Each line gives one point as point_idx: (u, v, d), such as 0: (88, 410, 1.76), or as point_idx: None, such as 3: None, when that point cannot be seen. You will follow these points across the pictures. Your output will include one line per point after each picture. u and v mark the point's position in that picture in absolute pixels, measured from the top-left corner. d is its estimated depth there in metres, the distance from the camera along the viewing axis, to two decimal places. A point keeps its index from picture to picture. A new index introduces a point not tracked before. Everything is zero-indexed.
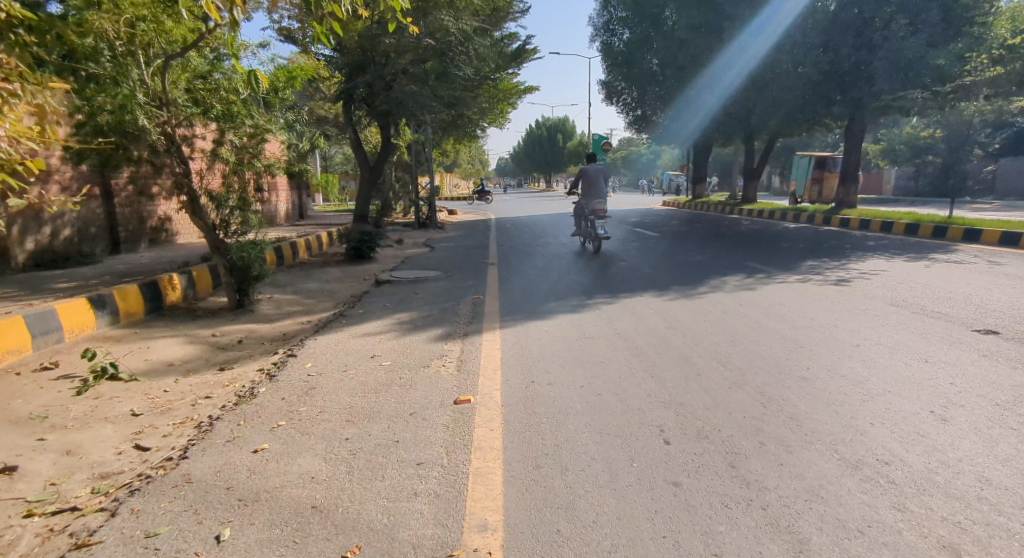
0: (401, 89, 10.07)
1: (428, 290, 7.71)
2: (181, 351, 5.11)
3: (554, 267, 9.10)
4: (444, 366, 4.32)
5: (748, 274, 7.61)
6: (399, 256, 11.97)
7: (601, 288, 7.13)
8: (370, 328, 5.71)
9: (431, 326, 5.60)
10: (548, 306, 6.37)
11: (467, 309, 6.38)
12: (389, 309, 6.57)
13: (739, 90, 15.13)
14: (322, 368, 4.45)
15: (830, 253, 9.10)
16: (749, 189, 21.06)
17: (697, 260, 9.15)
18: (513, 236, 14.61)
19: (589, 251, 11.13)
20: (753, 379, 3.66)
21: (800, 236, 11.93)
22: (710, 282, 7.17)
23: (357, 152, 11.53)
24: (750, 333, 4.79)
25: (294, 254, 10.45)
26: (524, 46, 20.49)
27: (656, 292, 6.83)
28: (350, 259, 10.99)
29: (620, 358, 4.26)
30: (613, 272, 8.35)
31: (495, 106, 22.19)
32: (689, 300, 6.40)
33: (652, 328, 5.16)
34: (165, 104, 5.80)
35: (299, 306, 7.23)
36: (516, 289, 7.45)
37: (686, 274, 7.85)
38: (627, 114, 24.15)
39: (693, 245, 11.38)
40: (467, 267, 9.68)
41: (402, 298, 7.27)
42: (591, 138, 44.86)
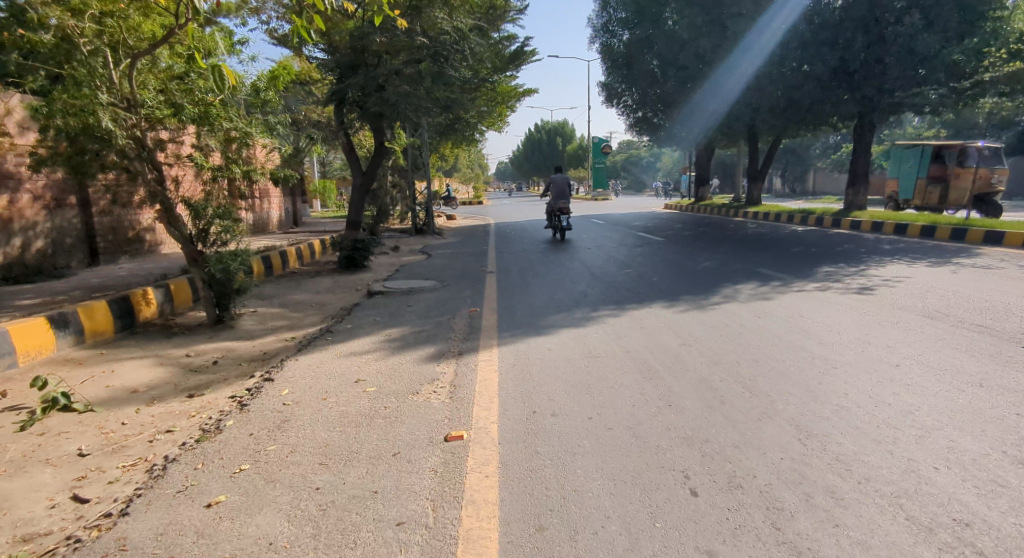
0: (395, 90, 9.64)
1: (422, 302, 7.27)
2: (149, 375, 4.67)
3: (556, 276, 8.67)
4: (435, 393, 3.86)
5: (763, 281, 7.18)
6: (395, 264, 11.55)
7: (606, 299, 6.69)
8: (356, 346, 5.26)
9: (422, 344, 5.17)
10: (550, 319, 5.93)
11: (463, 324, 5.94)
12: (379, 324, 6.12)
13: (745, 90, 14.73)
14: (299, 396, 4.00)
15: (846, 258, 8.67)
16: (753, 190, 20.63)
17: (705, 266, 8.73)
18: (513, 242, 14.16)
19: (592, 258, 10.69)
20: (787, 410, 3.20)
21: (811, 239, 11.50)
22: (722, 291, 6.73)
23: (350, 157, 11.08)
24: (774, 351, 4.33)
25: (284, 263, 10.03)
26: (523, 48, 20.12)
27: (666, 303, 6.39)
28: (343, 268, 10.57)
29: (632, 382, 3.82)
30: (619, 281, 7.92)
31: (493, 109, 21.79)
32: (702, 312, 5.96)
33: (666, 346, 4.70)
34: (133, 106, 5.37)
35: (283, 321, 6.79)
36: (516, 300, 7.01)
37: (696, 282, 7.42)
38: (628, 117, 23.77)
39: (700, 250, 10.95)
40: (465, 276, 9.26)
41: (394, 311, 6.83)
42: (591, 141, 44.55)
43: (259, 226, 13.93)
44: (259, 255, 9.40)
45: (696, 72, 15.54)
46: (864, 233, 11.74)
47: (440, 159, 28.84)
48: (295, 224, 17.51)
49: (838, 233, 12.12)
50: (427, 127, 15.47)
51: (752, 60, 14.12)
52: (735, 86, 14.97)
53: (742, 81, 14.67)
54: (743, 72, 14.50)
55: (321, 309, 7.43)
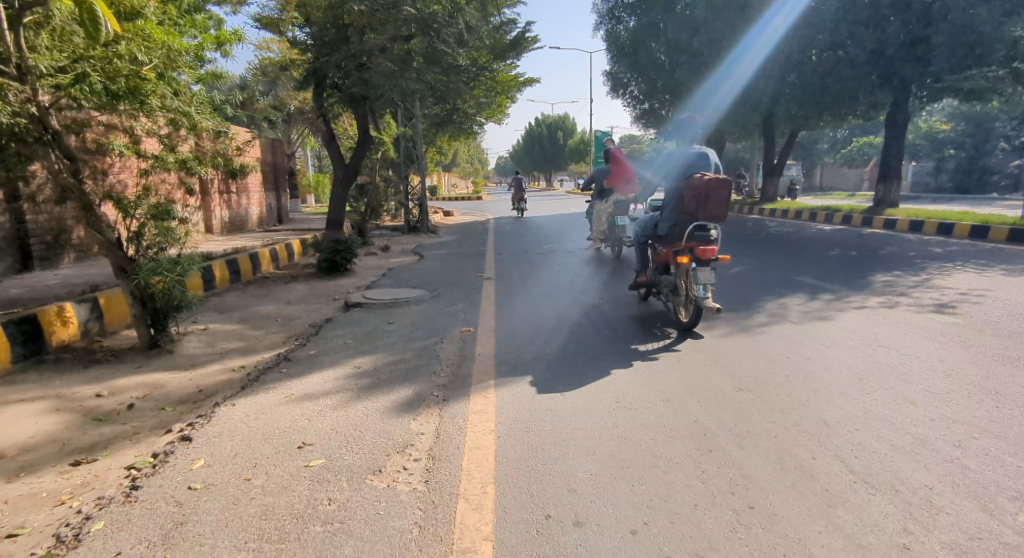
0: (380, 72, 8.53)
1: (408, 317, 6.16)
2: (33, 428, 3.53)
3: (563, 285, 7.55)
4: (403, 475, 2.71)
5: (812, 293, 6.08)
6: (382, 267, 10.42)
7: (625, 318, 5.56)
8: (313, 385, 4.12)
9: (397, 384, 4.03)
10: (562, 344, 4.83)
11: (452, 352, 4.80)
12: (351, 350, 4.98)
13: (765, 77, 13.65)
14: (215, 471, 2.86)
15: (898, 263, 7.57)
16: (769, 186, 19.46)
17: (735, 274, 7.61)
18: (514, 242, 12.99)
19: (603, 262, 9.57)
20: (944, 531, 2.05)
21: (844, 240, 10.39)
22: (767, 307, 5.59)
23: (332, 150, 9.90)
24: (871, 406, 3.17)
25: (255, 268, 8.91)
26: (524, 35, 18.90)
27: (701, 322, 5.25)
28: (323, 272, 9.46)
29: (684, 460, 2.69)
30: (638, 291, 6.83)
31: (491, 99, 20.55)
32: (748, 335, 4.82)
33: (717, 390, 3.55)
34: (24, 74, 4.25)
35: (238, 343, 5.64)
36: (518, 318, 5.88)
37: (731, 295, 6.31)
38: (634, 108, 22.61)
39: (722, 253, 9.83)
40: (460, 284, 8.14)
41: (369, 332, 5.67)
42: (592, 134, 43.36)
43: (235, 224, 12.86)
44: (224, 259, 8.29)
45: (712, 58, 14.43)
46: (902, 233, 10.68)
47: (437, 153, 27.61)
48: (279, 221, 16.44)
49: (872, 233, 11.07)
50: (420, 115, 14.27)
51: (768, 40, 13.16)
52: (750, 73, 13.90)
53: (758, 67, 13.61)
54: (758, 56, 13.50)
55: (288, 327, 6.28)
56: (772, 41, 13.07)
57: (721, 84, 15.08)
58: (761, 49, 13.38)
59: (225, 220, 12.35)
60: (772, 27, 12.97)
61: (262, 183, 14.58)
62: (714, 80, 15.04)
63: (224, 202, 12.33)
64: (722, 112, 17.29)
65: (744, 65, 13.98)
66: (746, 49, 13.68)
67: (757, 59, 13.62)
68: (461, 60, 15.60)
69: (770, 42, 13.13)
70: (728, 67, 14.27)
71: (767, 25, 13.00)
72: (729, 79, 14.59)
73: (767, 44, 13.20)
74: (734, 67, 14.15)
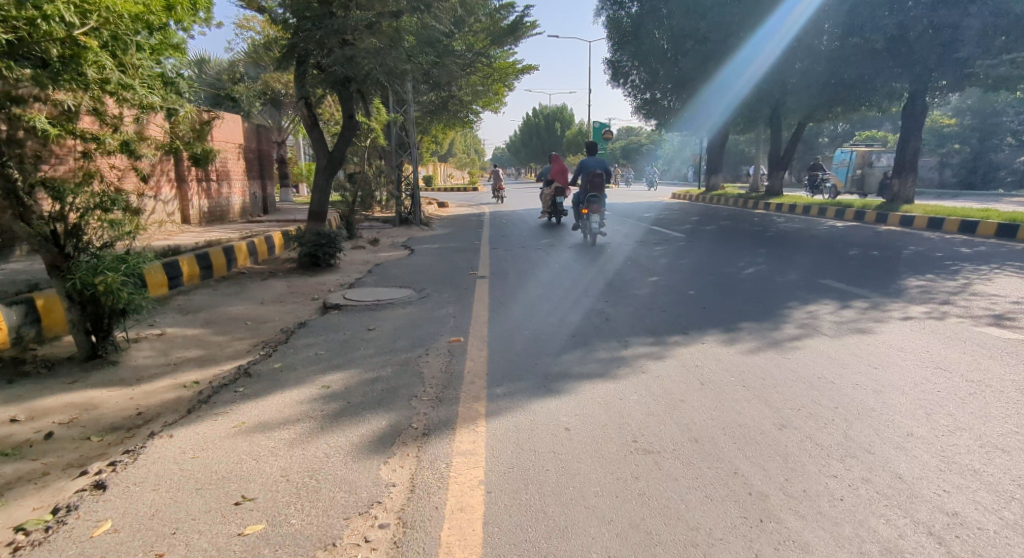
0: (365, 49, 7.81)
1: (391, 323, 5.51)
2: None
3: (563, 286, 6.92)
4: (363, 551, 2.08)
5: (842, 300, 5.45)
6: (369, 262, 9.77)
7: (635, 327, 4.94)
8: (269, 410, 3.47)
9: (369, 411, 3.38)
10: (564, 359, 4.18)
11: (438, 368, 4.16)
12: (321, 364, 4.33)
13: (790, 55, 13.22)
14: (122, 539, 2.21)
15: (927, 265, 6.99)
16: (774, 180, 18.84)
17: (749, 275, 6.98)
18: (509, 237, 12.34)
19: (603, 260, 8.94)
20: None
21: (860, 238, 9.80)
22: (796, 317, 4.97)
23: (314, 137, 9.18)
24: (955, 455, 2.53)
25: (229, 262, 8.23)
26: (522, 19, 18.15)
27: (723, 334, 4.62)
28: (303, 268, 8.81)
29: (731, 538, 2.06)
30: (646, 295, 6.20)
31: (487, 86, 19.81)
32: (779, 350, 4.20)
33: (753, 428, 2.91)
34: None
35: (197, 351, 4.96)
36: (514, 325, 5.23)
37: (750, 302, 5.66)
38: (634, 98, 21.91)
39: (732, 250, 9.23)
40: (451, 283, 7.50)
41: (343, 341, 4.99)
42: (591, 125, 42.71)
43: (216, 214, 12.20)
44: (194, 253, 7.62)
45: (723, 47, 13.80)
46: (922, 232, 10.08)
47: (431, 142, 26.86)
48: (265, 211, 15.77)
49: (890, 231, 10.48)
50: (412, 101, 13.57)
51: (788, 26, 12.82)
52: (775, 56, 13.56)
53: (782, 49, 13.25)
54: (780, 40, 13.14)
55: (257, 331, 5.61)
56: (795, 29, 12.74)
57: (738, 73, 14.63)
58: (782, 35, 13.04)
59: (204, 209, 11.69)
60: (792, 14, 12.56)
61: (244, 171, 13.85)
62: (726, 69, 14.54)
63: (203, 191, 11.68)
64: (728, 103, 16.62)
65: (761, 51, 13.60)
66: (764, 39, 13.32)
67: (778, 44, 13.26)
68: (448, 39, 14.79)
69: (791, 28, 12.77)
70: (743, 55, 13.84)
71: (786, 13, 12.58)
72: (748, 65, 14.15)
73: (788, 31, 12.84)
74: (751, 52, 13.72)
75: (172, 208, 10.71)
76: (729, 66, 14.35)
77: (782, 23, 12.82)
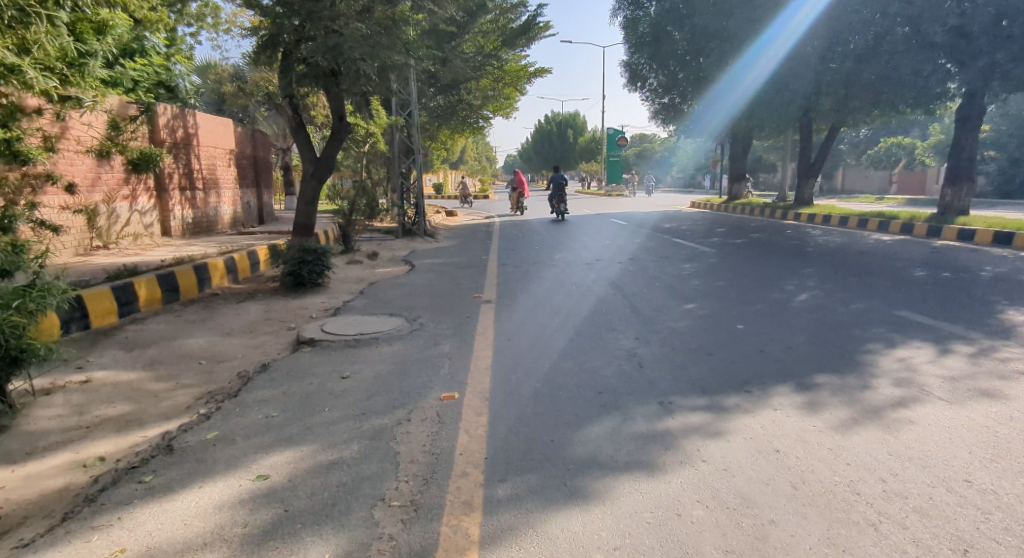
0: (351, 36, 6.86)
1: (370, 368, 4.46)
2: None
3: (581, 316, 5.88)
4: None
5: (937, 342, 4.32)
6: (362, 280, 8.81)
7: (677, 381, 3.84)
8: (168, 524, 2.40)
9: (311, 531, 2.30)
10: (591, 437, 3.08)
11: (421, 445, 3.08)
12: (267, 435, 3.26)
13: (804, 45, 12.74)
14: None
15: (1018, 291, 5.85)
16: (803, 189, 17.69)
17: (804, 304, 5.86)
18: (519, 250, 11.31)
19: (626, 279, 7.90)
20: None
21: (917, 255, 8.65)
22: (887, 368, 3.87)
23: (300, 141, 8.19)
24: None
25: (200, 282, 7.29)
26: (535, 19, 17.13)
27: (799, 395, 3.51)
28: (287, 288, 7.85)
29: None
30: (685, 331, 5.12)
31: (498, 91, 18.87)
32: (884, 421, 3.08)
33: None
34: None
35: (124, 406, 3.93)
36: (523, 373, 4.16)
37: (816, 343, 4.54)
38: (651, 102, 20.81)
39: (773, 268, 8.15)
40: (452, 309, 6.50)
41: (305, 394, 3.92)
42: (605, 131, 41.75)
43: (202, 225, 11.32)
44: (157, 273, 6.68)
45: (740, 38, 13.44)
46: (986, 248, 8.91)
47: (441, 148, 26.00)
48: (261, 221, 14.87)
49: (947, 246, 9.33)
50: (414, 101, 12.64)
51: (796, 24, 12.59)
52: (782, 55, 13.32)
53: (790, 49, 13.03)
54: (788, 39, 12.90)
55: (207, 375, 4.58)
56: (802, 27, 12.53)
57: (747, 70, 14.52)
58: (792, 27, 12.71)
59: (188, 221, 10.81)
60: (800, 14, 12.42)
61: (236, 179, 13.01)
62: (741, 64, 14.27)
63: (187, 200, 10.80)
64: (744, 102, 15.97)
65: (771, 49, 13.45)
66: (768, 39, 13.23)
67: (785, 44, 13.09)
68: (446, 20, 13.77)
69: (801, 26, 12.54)
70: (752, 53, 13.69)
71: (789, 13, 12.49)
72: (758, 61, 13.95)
73: (796, 28, 12.61)
74: (761, 50, 13.57)
75: (151, 219, 9.86)
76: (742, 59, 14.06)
77: (790, 22, 12.60)
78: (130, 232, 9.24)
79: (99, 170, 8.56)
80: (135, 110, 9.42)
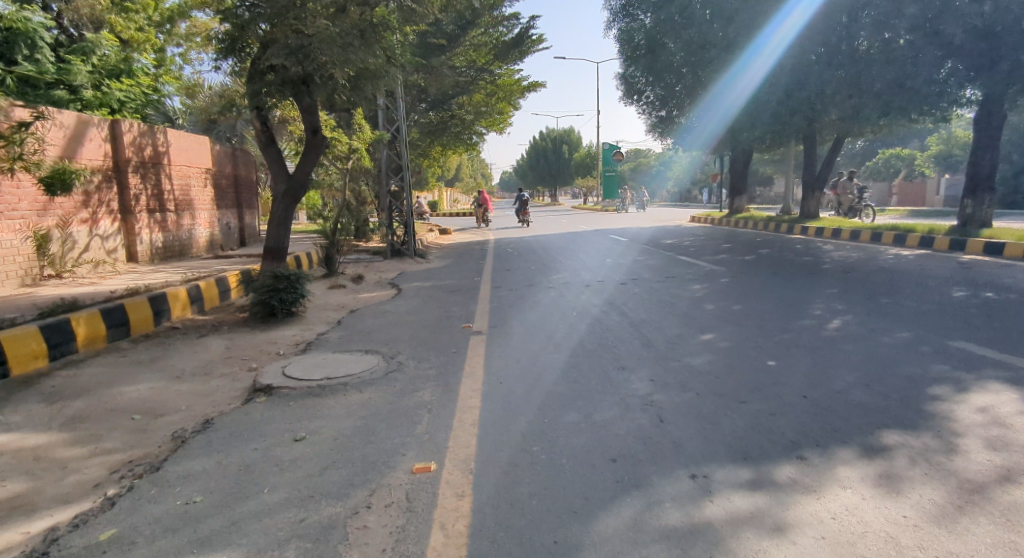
0: (321, 37, 6.23)
1: (334, 425, 3.68)
2: None
3: (584, 348, 5.15)
4: None
5: (1019, 385, 3.56)
6: (343, 307, 8.08)
7: (709, 443, 3.07)
8: None
9: None
10: (606, 537, 2.29)
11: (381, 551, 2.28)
12: (181, 535, 2.47)
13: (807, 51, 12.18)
14: None
15: None
16: (808, 202, 17.10)
17: (841, 334, 5.11)
18: (516, 271, 10.61)
19: (631, 302, 7.19)
20: None
21: (948, 272, 7.97)
22: (968, 421, 3.12)
23: (271, 155, 7.48)
24: None
25: (157, 313, 6.54)
26: (528, 32, 16.58)
27: (869, 462, 2.75)
28: (257, 318, 7.11)
29: None
30: (708, 370, 4.35)
31: (491, 106, 18.26)
32: (999, 506, 2.30)
33: None
34: None
35: (17, 483, 3.14)
36: (518, 433, 3.38)
37: (869, 385, 3.78)
38: (648, 115, 20.23)
39: (793, 289, 7.45)
40: (439, 342, 5.77)
41: (244, 468, 3.13)
42: (603, 147, 41.65)
43: (175, 250, 10.58)
44: (104, 305, 5.93)
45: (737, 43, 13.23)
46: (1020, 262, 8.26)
47: (435, 166, 25.51)
48: (243, 243, 14.11)
49: (977, 261, 8.66)
50: (402, 114, 12.00)
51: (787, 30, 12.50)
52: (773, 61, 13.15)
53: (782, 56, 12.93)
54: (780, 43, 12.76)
55: (135, 435, 3.80)
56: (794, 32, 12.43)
57: (741, 80, 14.30)
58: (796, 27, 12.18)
59: (158, 245, 10.08)
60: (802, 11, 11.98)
61: (214, 200, 12.31)
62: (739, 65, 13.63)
63: (157, 223, 10.08)
64: (744, 110, 15.42)
65: (762, 56, 13.32)
66: (776, 44, 12.87)
67: (778, 50, 12.96)
68: (427, 24, 13.06)
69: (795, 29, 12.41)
70: (745, 61, 13.50)
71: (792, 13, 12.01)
72: (753, 69, 13.74)
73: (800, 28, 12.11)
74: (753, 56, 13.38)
75: (114, 244, 9.11)
76: (748, 65, 13.68)
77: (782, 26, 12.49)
78: (90, 259, 8.47)
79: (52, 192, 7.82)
80: (95, 127, 8.74)
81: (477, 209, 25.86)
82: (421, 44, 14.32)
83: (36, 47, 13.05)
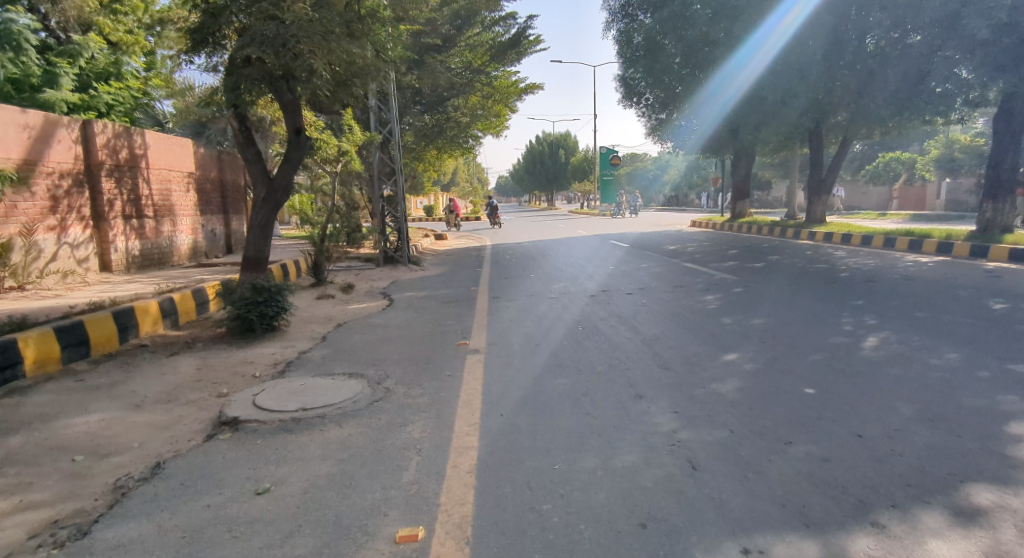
0: (299, 26, 5.72)
1: (305, 472, 3.11)
2: None
3: (594, 371, 4.59)
4: None
5: None
6: (329, 321, 7.52)
7: (760, 505, 2.51)
8: None
9: None
10: None
11: None
12: None
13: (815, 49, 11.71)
14: None
15: None
16: (814, 206, 16.64)
17: (883, 354, 4.57)
18: (515, 280, 10.07)
19: (641, 316, 6.63)
20: None
21: (977, 281, 7.48)
22: None
23: (250, 157, 6.89)
24: None
25: (122, 329, 5.96)
26: (524, 33, 16.07)
27: (966, 534, 2.20)
28: (234, 334, 6.53)
29: None
30: (739, 399, 3.81)
31: (487, 109, 17.71)
32: None
33: None
34: None
35: None
36: (524, 487, 2.81)
37: (933, 421, 3.25)
38: (647, 117, 19.72)
39: (815, 300, 6.93)
40: (432, 362, 5.21)
41: (189, 536, 2.55)
42: (600, 151, 41.48)
43: (153, 258, 10.00)
44: (61, 322, 5.36)
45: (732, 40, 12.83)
46: None
47: (430, 171, 25.05)
48: (229, 251, 13.49)
49: (1003, 269, 8.20)
50: (394, 113, 11.46)
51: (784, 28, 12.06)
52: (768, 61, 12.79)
53: None
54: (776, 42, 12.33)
55: (71, 482, 3.21)
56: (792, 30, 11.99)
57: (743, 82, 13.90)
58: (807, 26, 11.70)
59: (135, 253, 9.50)
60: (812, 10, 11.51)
61: (198, 205, 11.74)
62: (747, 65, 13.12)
63: (134, 230, 9.50)
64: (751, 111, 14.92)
65: (759, 58, 12.97)
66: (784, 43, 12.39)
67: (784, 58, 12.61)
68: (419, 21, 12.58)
69: (791, 28, 12.00)
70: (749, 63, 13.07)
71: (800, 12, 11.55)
72: (758, 72, 13.38)
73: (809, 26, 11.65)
74: (748, 54, 12.97)
75: (86, 252, 8.53)
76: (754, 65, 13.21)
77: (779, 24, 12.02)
78: (57, 269, 7.90)
79: (13, 198, 7.22)
80: (65, 128, 8.17)
81: (449, 214, 27.31)
82: (415, 43, 13.87)
83: (20, 49, 12.51)
